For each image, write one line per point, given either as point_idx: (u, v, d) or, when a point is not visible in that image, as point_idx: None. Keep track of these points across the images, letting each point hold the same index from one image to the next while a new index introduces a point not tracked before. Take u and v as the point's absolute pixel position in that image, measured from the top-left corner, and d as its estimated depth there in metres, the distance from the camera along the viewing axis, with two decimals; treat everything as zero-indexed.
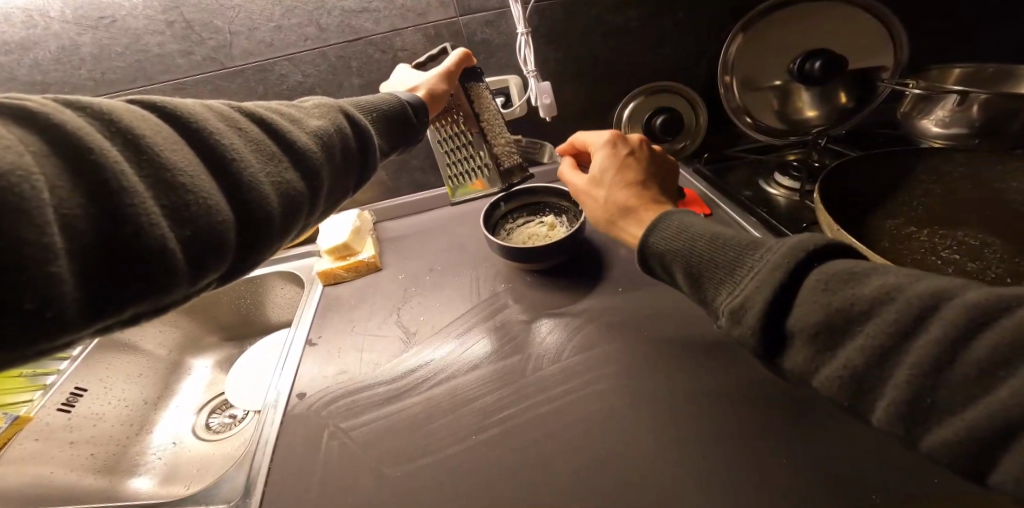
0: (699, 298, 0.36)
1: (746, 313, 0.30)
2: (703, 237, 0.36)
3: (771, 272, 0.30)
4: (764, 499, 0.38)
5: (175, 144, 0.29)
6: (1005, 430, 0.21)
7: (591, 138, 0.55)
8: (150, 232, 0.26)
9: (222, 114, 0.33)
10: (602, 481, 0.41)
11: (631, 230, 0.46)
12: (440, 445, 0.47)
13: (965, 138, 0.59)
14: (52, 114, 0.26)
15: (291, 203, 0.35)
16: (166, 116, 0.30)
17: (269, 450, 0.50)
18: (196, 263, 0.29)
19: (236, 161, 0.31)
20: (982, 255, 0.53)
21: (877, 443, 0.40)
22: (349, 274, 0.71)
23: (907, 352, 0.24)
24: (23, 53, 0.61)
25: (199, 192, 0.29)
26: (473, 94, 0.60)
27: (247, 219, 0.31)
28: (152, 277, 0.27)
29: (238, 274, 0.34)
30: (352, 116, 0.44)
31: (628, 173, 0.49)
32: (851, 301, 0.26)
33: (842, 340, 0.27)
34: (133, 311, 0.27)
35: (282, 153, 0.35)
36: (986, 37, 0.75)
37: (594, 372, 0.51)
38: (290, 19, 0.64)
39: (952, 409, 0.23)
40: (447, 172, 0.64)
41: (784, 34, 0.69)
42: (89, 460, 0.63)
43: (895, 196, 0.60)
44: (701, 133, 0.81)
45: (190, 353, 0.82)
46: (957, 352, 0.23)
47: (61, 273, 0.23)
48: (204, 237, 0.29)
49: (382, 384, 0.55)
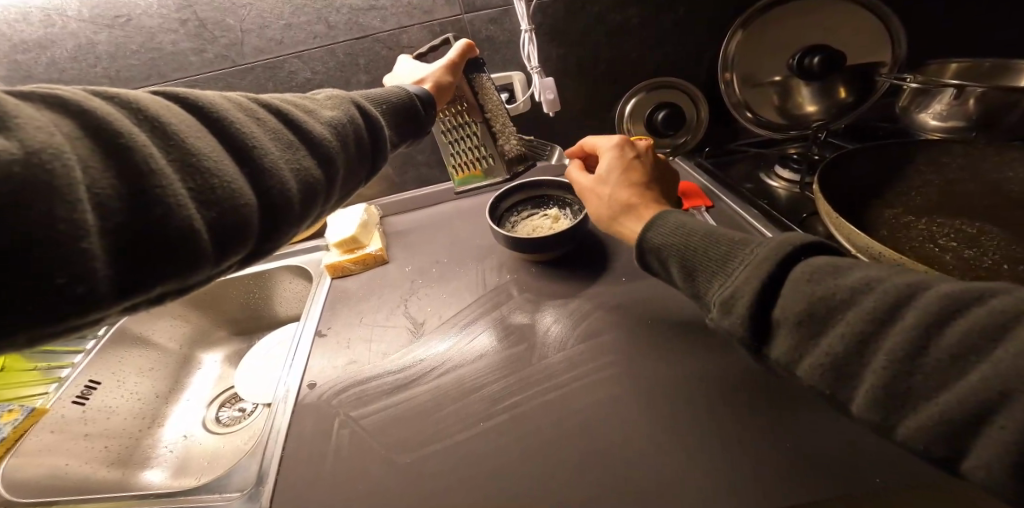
0: (693, 293, 0.37)
1: (735, 304, 0.31)
2: (698, 234, 0.37)
3: (758, 266, 0.31)
4: (763, 482, 0.39)
5: (198, 132, 0.30)
6: (976, 411, 0.22)
7: (600, 141, 0.56)
8: (179, 213, 0.27)
9: (242, 105, 0.35)
10: (603, 476, 0.42)
11: (631, 226, 0.47)
12: (449, 432, 0.48)
13: (962, 131, 0.60)
14: (83, 101, 0.27)
15: (310, 191, 0.36)
16: (189, 106, 0.32)
17: (281, 439, 0.51)
18: (218, 246, 0.30)
19: (258, 149, 0.33)
20: (979, 242, 0.54)
21: (871, 430, 0.41)
22: (357, 268, 0.72)
23: (884, 338, 0.25)
24: (41, 52, 0.62)
25: (223, 177, 0.30)
26: (476, 85, 0.60)
27: (269, 204, 0.33)
28: (179, 258, 0.28)
29: (259, 258, 0.35)
30: (365, 110, 0.45)
31: (632, 174, 0.50)
32: (831, 290, 0.27)
33: (823, 327, 0.28)
34: (161, 291, 0.28)
35: (299, 142, 0.37)
36: (985, 34, 0.76)
37: (598, 361, 0.52)
38: (298, 17, 0.65)
39: (926, 395, 0.24)
40: (451, 161, 0.67)
41: (783, 31, 0.70)
42: (103, 453, 0.64)
43: (894, 188, 0.61)
44: (702, 129, 0.81)
45: (200, 347, 0.84)
46: (931, 336, 0.24)
47: (92, 249, 0.24)
48: (228, 221, 0.30)
49: (391, 373, 0.56)
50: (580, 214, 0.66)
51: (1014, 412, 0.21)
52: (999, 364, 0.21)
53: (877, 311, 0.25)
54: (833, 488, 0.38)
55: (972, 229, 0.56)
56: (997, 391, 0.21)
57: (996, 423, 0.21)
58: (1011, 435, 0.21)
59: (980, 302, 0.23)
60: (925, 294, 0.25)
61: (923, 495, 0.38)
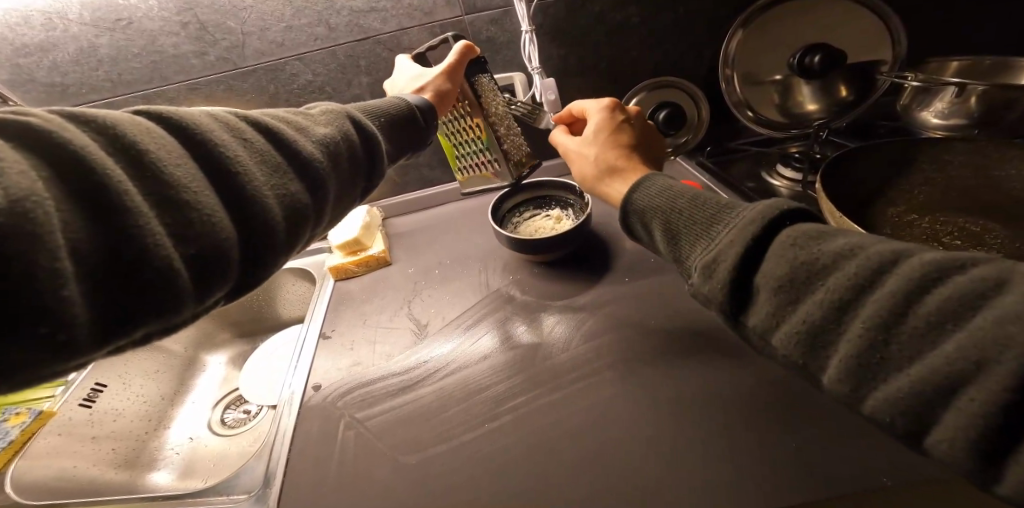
0: (674, 257, 0.37)
1: (718, 267, 0.31)
2: (683, 197, 0.37)
3: (744, 228, 0.31)
4: (765, 480, 0.39)
5: (179, 157, 0.29)
6: (946, 384, 0.22)
7: (588, 104, 0.56)
8: (156, 252, 0.26)
9: (228, 124, 0.34)
10: (602, 480, 0.42)
11: (617, 188, 0.48)
12: (453, 433, 0.48)
13: (965, 129, 0.60)
14: (58, 130, 0.26)
15: (296, 215, 0.35)
16: (171, 125, 0.31)
17: (287, 440, 0.51)
18: (198, 282, 0.29)
19: (241, 175, 0.32)
20: (983, 240, 0.55)
21: (873, 427, 0.41)
22: (360, 269, 0.73)
23: (863, 304, 0.24)
24: (43, 55, 0.63)
25: (203, 210, 0.29)
26: (477, 87, 0.59)
27: (252, 234, 0.32)
28: (159, 299, 0.27)
29: (250, 288, 0.34)
30: (361, 124, 0.45)
31: (620, 138, 0.51)
32: (815, 257, 0.27)
33: (802, 293, 0.27)
34: (144, 331, 0.28)
35: (286, 163, 0.36)
36: (988, 31, 0.75)
37: (600, 361, 0.53)
38: (299, 19, 0.65)
39: (898, 364, 0.23)
40: (458, 164, 0.70)
41: (783, 30, 0.70)
42: (111, 455, 0.64)
43: (893, 186, 0.62)
44: (705, 125, 0.78)
45: (204, 350, 0.84)
46: (908, 306, 0.23)
47: (72, 296, 0.24)
48: (207, 257, 0.29)
49: (395, 375, 0.57)
50: (582, 214, 0.66)
51: (988, 382, 0.20)
52: (975, 334, 0.21)
53: (858, 277, 0.25)
54: (835, 488, 0.38)
55: (976, 228, 0.57)
56: (971, 363, 0.21)
57: (966, 394, 0.21)
58: (982, 408, 0.21)
59: (961, 270, 0.23)
60: (905, 263, 0.24)
61: (921, 492, 0.38)
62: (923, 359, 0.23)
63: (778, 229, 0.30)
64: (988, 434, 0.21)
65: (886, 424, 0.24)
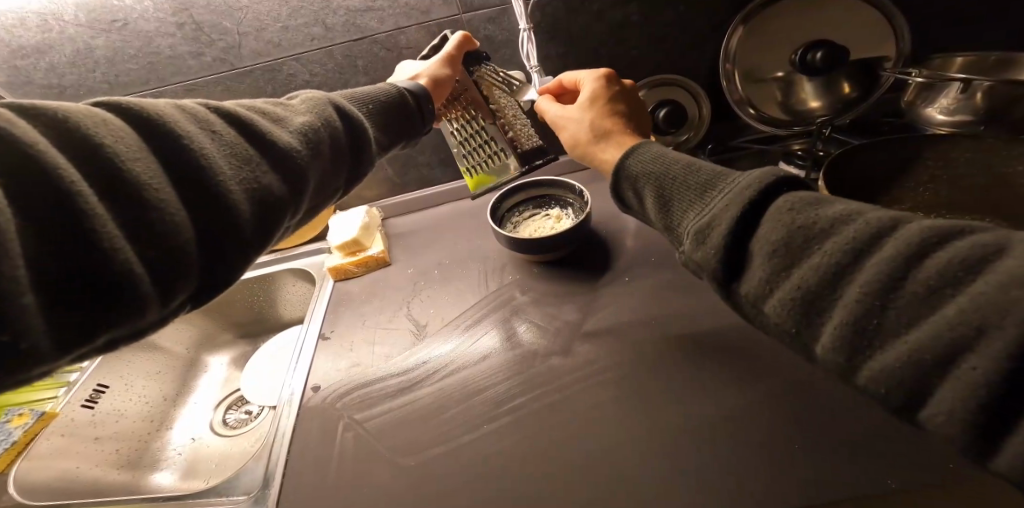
0: (664, 225, 0.37)
1: (711, 233, 0.31)
2: (677, 162, 0.37)
3: (742, 191, 0.30)
4: (769, 483, 0.38)
5: (139, 153, 0.29)
6: (945, 352, 0.20)
7: (580, 74, 0.55)
8: (112, 256, 0.26)
9: (195, 116, 0.33)
10: (597, 483, 0.41)
11: (609, 152, 0.47)
12: (455, 433, 0.48)
13: (970, 125, 0.59)
14: (8, 126, 0.25)
15: (267, 208, 0.35)
16: (134, 117, 0.30)
17: (286, 441, 0.51)
18: (160, 285, 0.29)
19: (206, 168, 0.31)
20: None
21: (879, 433, 0.40)
22: (359, 270, 0.73)
23: (859, 270, 0.24)
24: (39, 57, 0.63)
25: (164, 209, 0.29)
26: (477, 78, 0.60)
27: (218, 230, 0.31)
28: (120, 303, 0.27)
29: (220, 291, 0.34)
30: (344, 111, 0.45)
31: (613, 107, 0.51)
32: (813, 220, 0.26)
33: (798, 258, 0.26)
34: (109, 337, 0.28)
35: (258, 154, 0.35)
36: (998, 27, 0.74)
37: (602, 364, 0.52)
38: (296, 19, 0.65)
39: (895, 332, 0.23)
40: (463, 163, 0.62)
41: (784, 24, 0.69)
42: (114, 455, 0.65)
43: (901, 179, 0.61)
44: (704, 125, 0.80)
45: (206, 351, 0.84)
46: (908, 269, 0.22)
47: (28, 305, 0.24)
48: (170, 257, 0.29)
49: (394, 377, 0.56)
50: (581, 214, 0.65)
51: (988, 349, 0.19)
52: (974, 298, 0.20)
53: (858, 240, 0.24)
54: (836, 489, 0.37)
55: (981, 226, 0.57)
56: (973, 327, 0.20)
57: (965, 363, 0.20)
58: (984, 376, 0.19)
59: (960, 237, 0.22)
60: (904, 227, 0.24)
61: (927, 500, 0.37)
62: (922, 323, 0.22)
63: (775, 196, 0.30)
64: (988, 405, 0.19)
65: (881, 395, 0.23)
